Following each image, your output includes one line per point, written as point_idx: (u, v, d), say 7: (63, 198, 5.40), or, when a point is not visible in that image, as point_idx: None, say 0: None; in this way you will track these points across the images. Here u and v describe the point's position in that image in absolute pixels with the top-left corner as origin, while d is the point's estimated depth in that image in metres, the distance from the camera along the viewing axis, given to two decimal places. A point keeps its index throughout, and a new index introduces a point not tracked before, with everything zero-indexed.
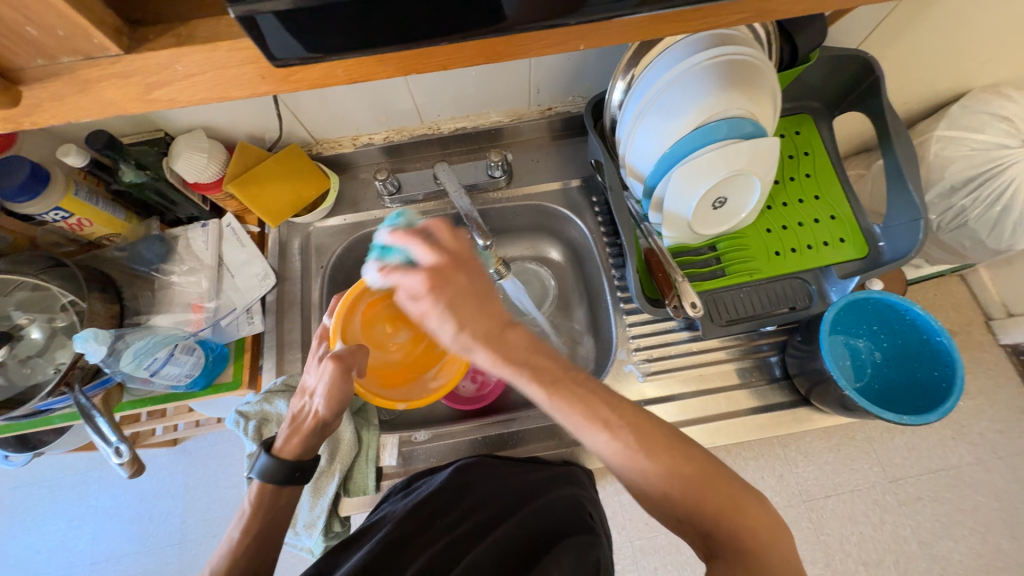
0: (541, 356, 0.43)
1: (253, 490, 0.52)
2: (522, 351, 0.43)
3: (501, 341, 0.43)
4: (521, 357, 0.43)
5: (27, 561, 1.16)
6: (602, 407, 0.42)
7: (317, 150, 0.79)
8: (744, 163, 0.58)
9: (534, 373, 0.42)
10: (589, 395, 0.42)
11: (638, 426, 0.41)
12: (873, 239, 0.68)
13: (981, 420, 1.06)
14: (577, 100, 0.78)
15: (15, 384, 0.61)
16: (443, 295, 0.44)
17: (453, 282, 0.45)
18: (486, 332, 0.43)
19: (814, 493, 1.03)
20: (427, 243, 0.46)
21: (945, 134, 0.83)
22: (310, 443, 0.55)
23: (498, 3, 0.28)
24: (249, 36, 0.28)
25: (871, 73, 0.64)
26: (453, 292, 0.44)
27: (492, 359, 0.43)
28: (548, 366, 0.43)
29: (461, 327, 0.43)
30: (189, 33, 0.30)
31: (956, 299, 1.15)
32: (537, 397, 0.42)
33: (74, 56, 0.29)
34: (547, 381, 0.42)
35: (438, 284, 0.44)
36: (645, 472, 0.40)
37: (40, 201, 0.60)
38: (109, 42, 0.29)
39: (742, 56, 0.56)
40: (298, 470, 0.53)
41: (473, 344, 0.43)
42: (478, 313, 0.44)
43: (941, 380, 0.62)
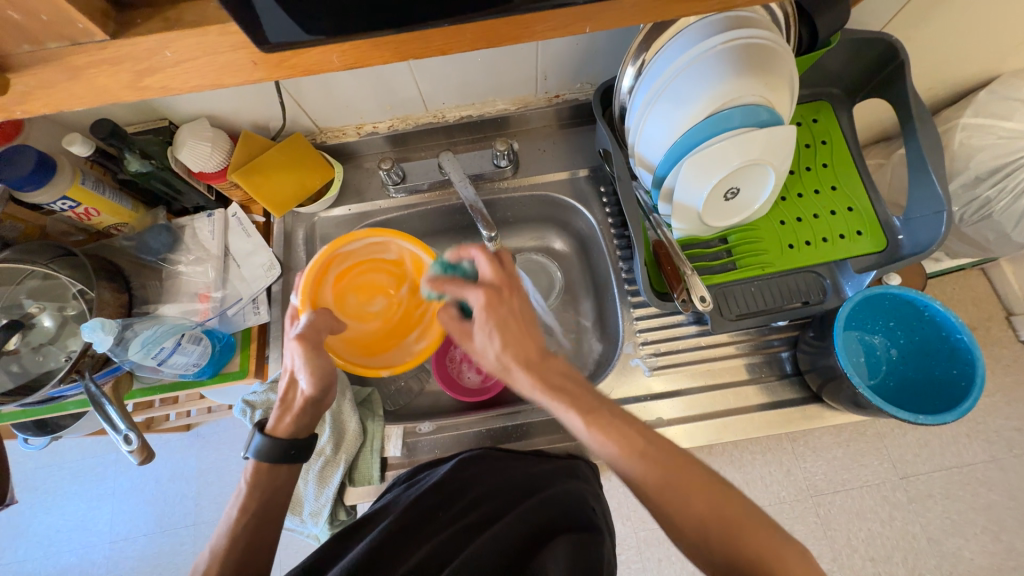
0: (574, 384, 0.46)
1: (248, 469, 0.52)
2: (558, 375, 0.47)
3: (539, 366, 0.47)
4: (554, 381, 0.46)
5: (48, 539, 1.20)
6: (637, 440, 0.43)
7: (321, 139, 0.78)
8: (759, 153, 0.56)
9: (568, 405, 0.45)
10: (626, 428, 0.44)
11: (677, 468, 0.41)
12: (892, 232, 0.66)
13: (998, 417, 1.03)
14: (585, 87, 0.76)
15: (28, 371, 0.62)
16: (496, 315, 0.48)
17: (505, 305, 0.49)
18: (528, 357, 0.47)
19: (821, 488, 1.02)
20: (491, 260, 0.51)
21: (972, 121, 0.80)
22: (301, 422, 0.54)
23: None
24: (237, 20, 0.27)
25: (895, 57, 0.61)
26: (504, 314, 0.48)
27: (531, 382, 0.46)
28: (578, 402, 0.45)
29: (505, 347, 0.47)
30: (178, 18, 0.29)
31: (976, 293, 1.11)
32: (572, 424, 0.45)
33: (62, 41, 0.29)
34: (584, 409, 0.44)
35: (494, 302, 0.48)
36: (687, 504, 0.40)
37: (47, 188, 0.60)
38: (95, 28, 0.28)
39: (760, 39, 0.53)
40: (292, 448, 0.53)
41: (513, 365, 0.47)
42: (523, 336, 0.48)
43: (960, 378, 0.60)
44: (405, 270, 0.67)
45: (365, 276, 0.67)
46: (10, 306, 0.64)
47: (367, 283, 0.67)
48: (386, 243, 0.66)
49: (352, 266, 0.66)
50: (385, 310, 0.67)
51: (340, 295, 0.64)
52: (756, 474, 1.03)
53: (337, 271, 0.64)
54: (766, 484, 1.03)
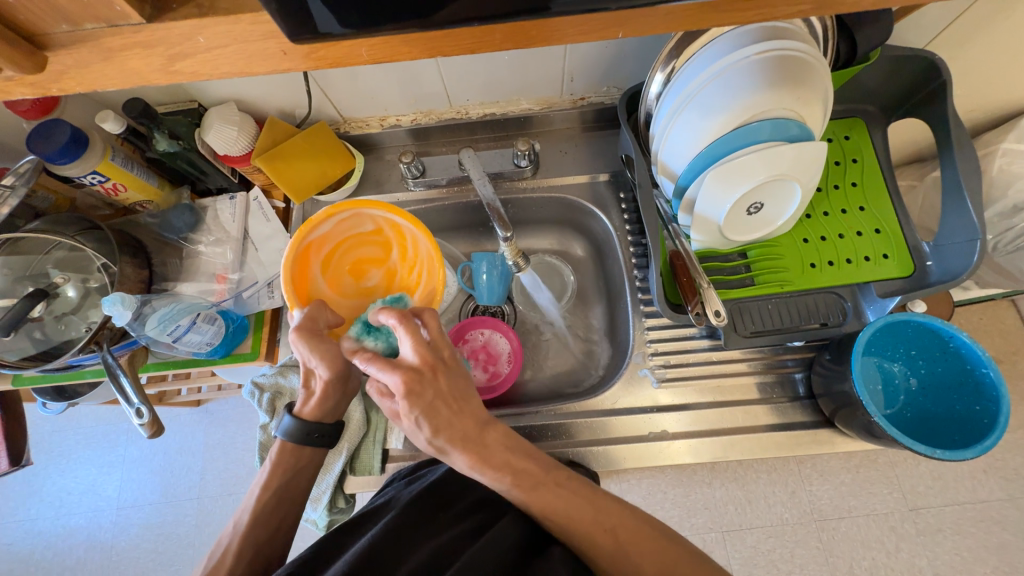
0: (519, 459, 0.46)
1: (275, 448, 0.53)
2: (500, 452, 0.45)
3: (477, 445, 0.45)
4: (499, 459, 0.45)
5: (59, 501, 1.24)
6: (586, 507, 0.45)
7: (344, 129, 0.78)
8: (786, 168, 0.55)
9: (513, 478, 0.45)
10: (575, 496, 0.46)
11: (621, 526, 0.45)
12: (920, 257, 0.63)
13: (1018, 455, 0.99)
14: (611, 90, 0.75)
15: (50, 339, 0.64)
16: (420, 402, 0.43)
17: (430, 388, 0.44)
18: (462, 435, 0.45)
19: (826, 513, 0.99)
20: (413, 339, 0.44)
21: (1013, 147, 0.77)
22: (325, 406, 0.54)
23: None
24: (271, 10, 0.27)
25: (938, 76, 0.58)
26: (430, 401, 0.44)
27: (469, 462, 0.45)
28: (522, 476, 0.45)
29: (437, 432, 0.44)
30: (212, 4, 0.30)
31: (1005, 325, 1.07)
32: (515, 497, 0.46)
33: (99, 23, 0.29)
34: (528, 485, 0.45)
35: (417, 390, 0.43)
36: (637, 566, 0.43)
37: (79, 163, 0.62)
38: (131, 10, 0.28)
39: (796, 51, 0.51)
40: (317, 430, 0.54)
41: (448, 448, 0.45)
42: (454, 420, 0.45)
43: (983, 416, 0.58)
44: (387, 234, 0.60)
45: (353, 250, 0.60)
46: (36, 275, 0.66)
47: (359, 257, 0.60)
48: (356, 215, 0.58)
49: (334, 248, 0.59)
50: (385, 277, 0.61)
51: (333, 279, 0.59)
52: (758, 494, 1.02)
53: (318, 259, 0.58)
54: (768, 504, 1.01)
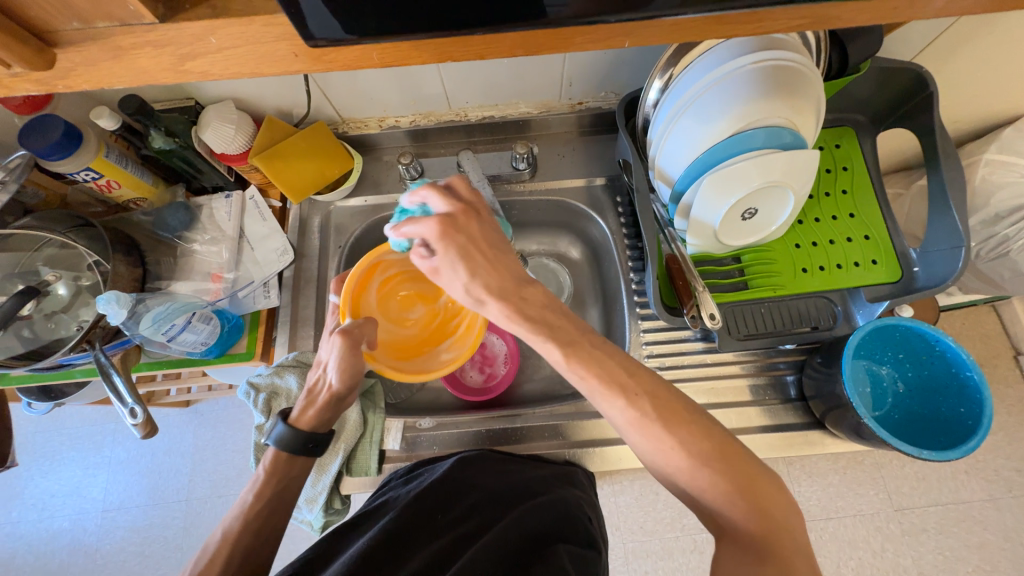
0: (555, 317, 0.48)
1: (269, 456, 0.53)
2: (537, 308, 0.48)
3: (515, 295, 0.48)
4: (535, 313, 0.47)
5: (42, 504, 1.22)
6: (619, 376, 0.45)
7: (343, 129, 0.78)
8: (780, 175, 0.56)
9: (546, 337, 0.47)
10: (606, 363, 0.45)
11: (656, 395, 0.44)
12: (908, 263, 0.65)
13: (998, 456, 1.02)
14: (609, 95, 0.76)
15: (39, 338, 0.63)
16: (454, 245, 0.47)
17: (465, 230, 0.48)
18: (500, 288, 0.48)
19: (815, 514, 1.01)
20: (441, 193, 0.48)
21: (996, 157, 0.79)
22: (325, 415, 0.55)
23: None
24: (286, 14, 0.27)
25: (925, 87, 0.60)
26: (463, 242, 0.47)
27: (506, 312, 0.48)
28: (556, 335, 0.46)
29: (472, 279, 0.47)
30: (225, 6, 0.30)
31: (985, 329, 1.10)
32: (548, 353, 0.47)
33: (110, 22, 0.29)
34: (563, 342, 0.46)
35: (451, 230, 0.47)
36: (663, 438, 0.43)
37: (72, 159, 0.61)
38: (144, 10, 0.28)
39: (789, 61, 0.53)
40: (312, 442, 0.54)
41: (485, 297, 0.48)
42: (486, 267, 0.48)
43: (967, 417, 0.59)
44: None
45: (409, 282, 0.66)
46: (26, 272, 0.65)
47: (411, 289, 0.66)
48: None
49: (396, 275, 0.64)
50: (427, 316, 0.67)
51: (387, 300, 0.65)
52: None
53: (381, 277, 0.62)
54: None
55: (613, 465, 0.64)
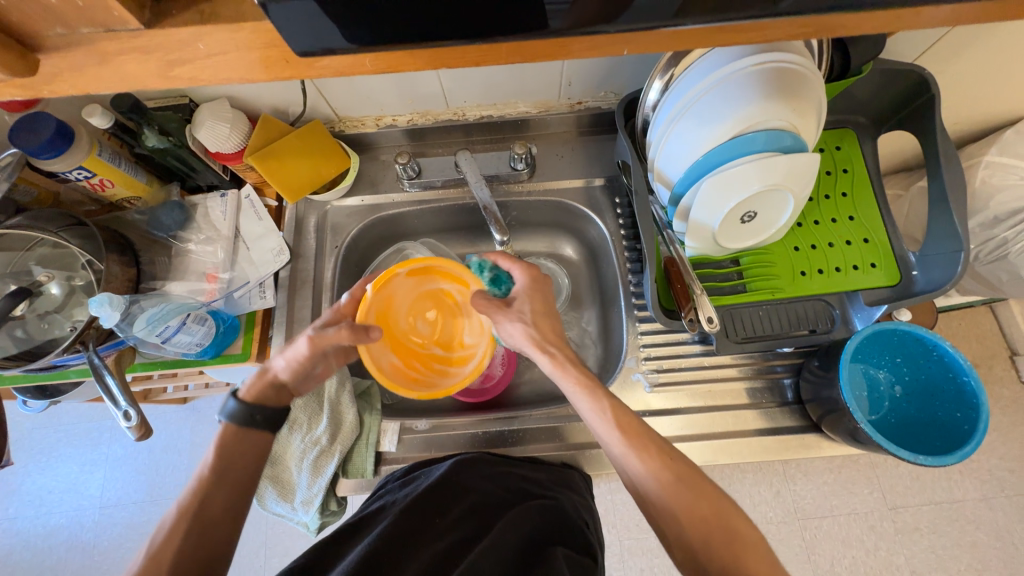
0: (600, 379, 0.54)
1: (218, 430, 0.53)
2: (586, 368, 0.55)
3: (571, 354, 0.55)
4: (584, 372, 0.54)
5: (40, 500, 1.22)
6: (654, 443, 0.49)
7: (339, 128, 0.77)
8: (780, 178, 0.56)
9: (598, 398, 0.51)
10: (643, 429, 0.50)
11: (687, 467, 0.48)
12: (907, 267, 0.65)
13: (992, 457, 1.03)
14: (608, 95, 0.75)
15: (32, 338, 0.62)
16: (536, 291, 0.58)
17: (544, 288, 0.58)
18: (560, 344, 0.56)
19: (809, 512, 1.02)
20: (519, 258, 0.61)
21: (996, 160, 0.79)
22: (273, 395, 0.56)
23: (536, 5, 0.27)
24: (277, 23, 0.26)
25: (926, 90, 0.60)
26: (542, 296, 0.58)
27: (554, 367, 0.54)
28: (610, 396, 0.51)
29: (539, 329, 0.55)
30: (213, 11, 0.29)
31: (981, 330, 1.10)
32: (589, 411, 0.51)
33: (94, 27, 0.28)
34: (606, 402, 0.51)
35: (538, 283, 0.58)
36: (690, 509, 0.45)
37: (64, 158, 0.60)
38: (128, 15, 0.28)
39: (791, 63, 0.53)
40: (258, 414, 0.53)
41: (545, 349, 0.54)
42: (551, 321, 0.57)
43: (963, 423, 0.59)
44: (467, 355, 0.60)
45: (449, 312, 0.63)
46: (19, 272, 0.65)
47: (444, 313, 0.63)
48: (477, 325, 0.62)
49: (451, 299, 0.63)
50: (418, 338, 0.61)
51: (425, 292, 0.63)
52: (744, 493, 1.04)
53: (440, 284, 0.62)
54: (754, 503, 1.03)
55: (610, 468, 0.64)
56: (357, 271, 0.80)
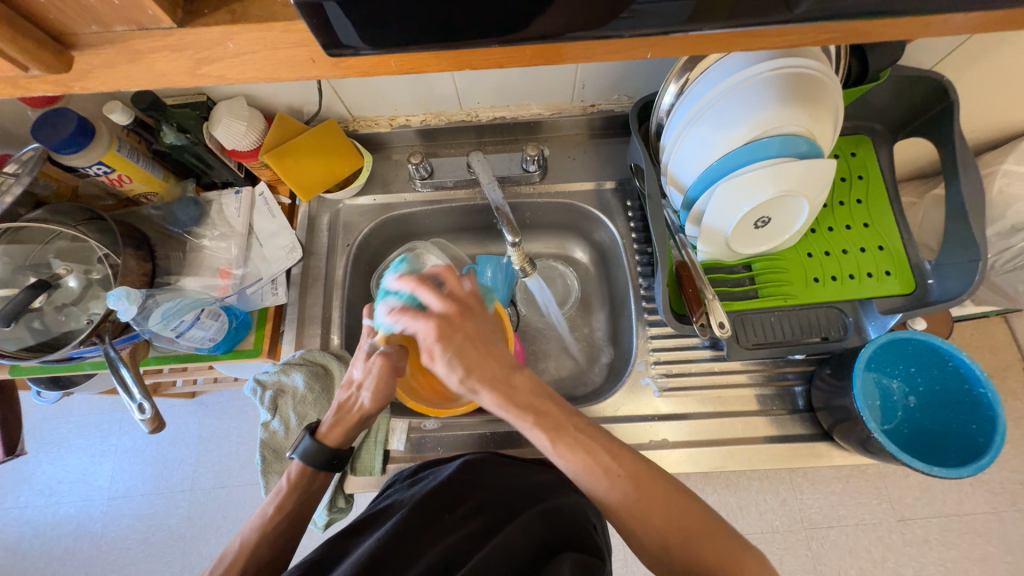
0: (543, 402, 0.47)
1: (293, 468, 0.54)
2: (525, 394, 0.47)
3: (504, 385, 0.47)
4: (523, 399, 0.47)
5: (49, 490, 1.23)
6: (603, 455, 0.45)
7: (353, 127, 0.78)
8: (796, 184, 0.55)
9: (530, 423, 0.46)
10: (589, 440, 0.45)
11: (637, 477, 0.44)
12: (922, 275, 0.64)
13: (1004, 469, 1.01)
14: (622, 99, 0.75)
15: (49, 330, 0.63)
16: (452, 344, 0.46)
17: (461, 329, 0.47)
18: (492, 374, 0.47)
19: (816, 522, 1.01)
20: (431, 288, 0.48)
21: (1014, 168, 0.78)
22: (349, 435, 0.55)
23: (559, 14, 0.27)
24: (309, 25, 0.27)
25: (945, 97, 0.59)
26: (461, 342, 0.47)
27: (496, 401, 0.47)
28: (541, 419, 0.46)
29: (469, 372, 0.47)
30: (244, 11, 0.29)
31: (995, 341, 1.09)
32: (537, 439, 0.46)
33: (129, 25, 0.29)
34: (550, 426, 0.46)
35: (447, 333, 0.47)
36: (648, 517, 0.43)
37: (84, 154, 0.61)
38: (163, 15, 0.28)
39: (810, 69, 0.52)
40: (335, 458, 0.54)
41: (477, 388, 0.47)
42: (483, 359, 0.47)
43: (979, 435, 0.59)
44: None
45: None
46: (37, 265, 0.66)
47: None
48: None
49: None
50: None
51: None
52: (750, 501, 1.03)
53: None
54: (759, 511, 1.02)
55: None
56: (368, 270, 0.81)
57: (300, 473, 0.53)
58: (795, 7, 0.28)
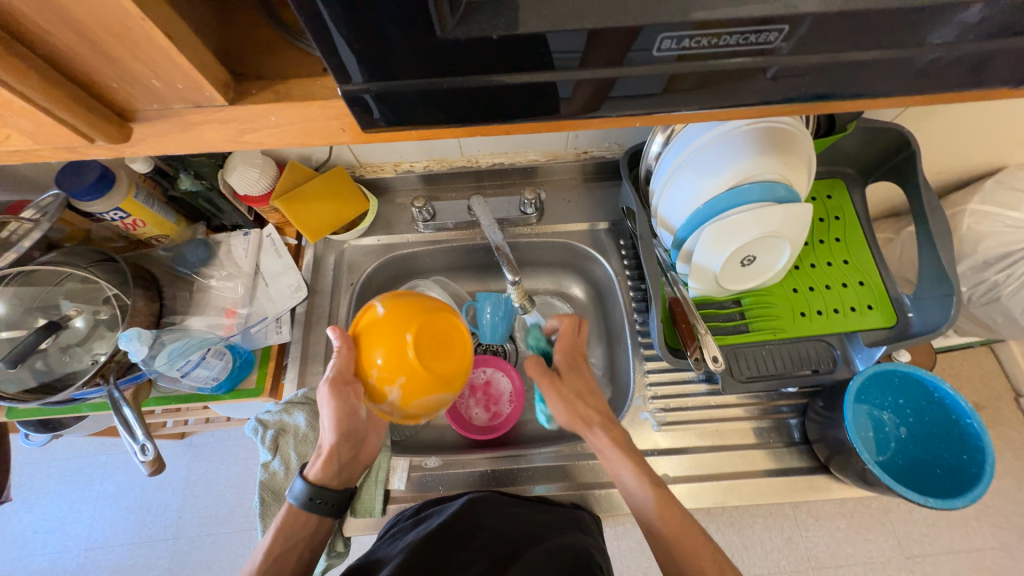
0: (644, 458, 0.55)
1: (284, 510, 0.54)
2: (631, 441, 0.56)
3: (617, 428, 0.57)
4: (628, 445, 0.55)
5: (25, 541, 1.18)
6: (670, 495, 0.52)
7: (360, 173, 0.82)
8: (777, 226, 0.59)
9: (638, 475, 0.53)
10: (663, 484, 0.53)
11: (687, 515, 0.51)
12: (902, 308, 0.67)
13: (1006, 502, 1.01)
14: (612, 146, 0.80)
15: (52, 370, 0.64)
16: (576, 376, 0.59)
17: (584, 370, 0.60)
18: (604, 415, 0.57)
19: (823, 561, 0.99)
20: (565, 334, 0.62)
21: (980, 208, 0.83)
22: (330, 468, 0.55)
23: (562, 94, 0.31)
24: (349, 108, 0.31)
25: (906, 146, 0.65)
26: (584, 383, 0.59)
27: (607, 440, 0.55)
28: (648, 473, 0.53)
29: (582, 404, 0.57)
30: (287, 91, 0.33)
31: (983, 370, 1.11)
32: (637, 490, 0.52)
33: (185, 103, 0.32)
34: (652, 479, 0.53)
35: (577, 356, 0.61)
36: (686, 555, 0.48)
37: (104, 201, 0.64)
38: (218, 96, 0.32)
39: (781, 124, 0.58)
40: (318, 497, 0.54)
41: (590, 422, 0.56)
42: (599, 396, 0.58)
43: (970, 465, 0.60)
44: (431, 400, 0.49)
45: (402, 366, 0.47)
46: (47, 306, 0.67)
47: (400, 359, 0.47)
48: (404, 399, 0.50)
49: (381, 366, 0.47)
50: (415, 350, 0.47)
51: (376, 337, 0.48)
52: (755, 540, 1.01)
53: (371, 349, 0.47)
54: (765, 550, 1.00)
55: (620, 508, 0.63)
56: None
57: (288, 515, 0.54)
58: (773, 71, 0.30)
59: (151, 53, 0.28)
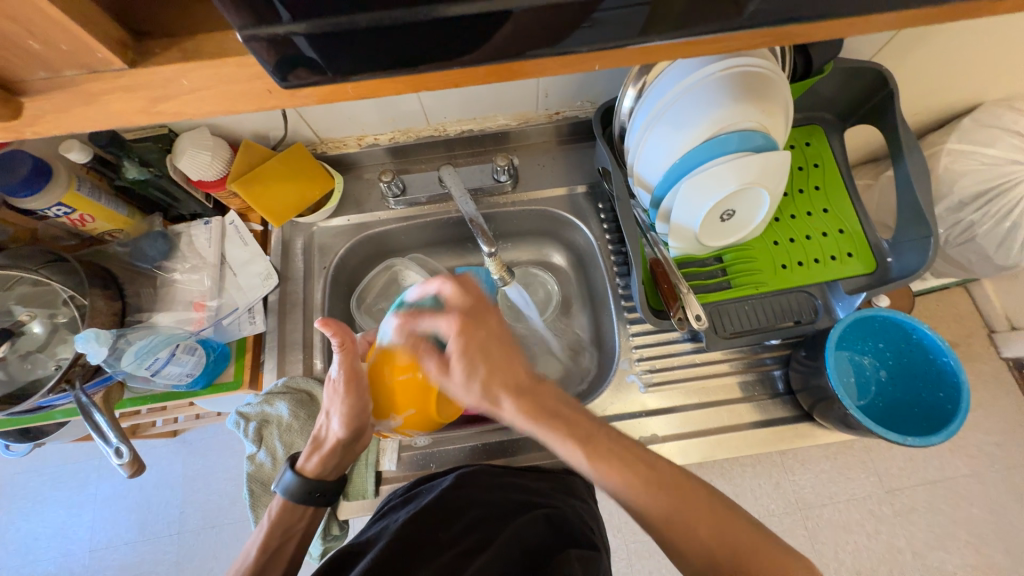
0: (570, 410, 0.47)
1: (276, 501, 0.54)
2: (551, 401, 0.47)
3: (528, 393, 0.47)
4: (547, 407, 0.47)
5: (27, 547, 1.17)
6: (637, 461, 0.45)
7: (322, 149, 0.78)
8: (755, 176, 0.57)
9: (563, 435, 0.45)
10: (624, 452, 0.45)
11: (681, 489, 0.44)
12: (881, 254, 0.67)
13: (978, 432, 1.05)
14: (585, 105, 0.77)
15: (14, 379, 0.61)
16: (473, 339, 0.48)
17: (482, 328, 0.49)
18: (513, 381, 0.47)
19: (810, 502, 1.03)
20: (457, 285, 0.51)
21: (956, 147, 0.82)
22: (331, 460, 0.56)
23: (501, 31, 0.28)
24: (262, 57, 0.28)
25: (885, 85, 0.63)
26: (482, 342, 0.48)
27: (519, 409, 0.46)
28: (574, 429, 0.45)
29: (487, 381, 0.47)
30: (196, 48, 0.30)
31: (959, 310, 1.14)
32: (575, 459, 0.45)
33: (79, 69, 0.29)
34: (581, 436, 0.45)
35: (469, 328, 0.49)
36: (698, 534, 0.42)
37: (42, 195, 0.59)
38: (113, 56, 0.29)
39: (756, 67, 0.55)
40: (318, 491, 0.55)
41: (499, 396, 0.47)
42: (504, 363, 0.48)
43: (946, 402, 0.62)
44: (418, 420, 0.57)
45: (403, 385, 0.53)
46: None
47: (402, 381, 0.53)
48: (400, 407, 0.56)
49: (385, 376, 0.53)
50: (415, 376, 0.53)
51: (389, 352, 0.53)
52: (745, 487, 1.05)
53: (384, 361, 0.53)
54: (755, 497, 1.04)
55: None
56: (347, 292, 0.80)
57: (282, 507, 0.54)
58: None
59: (21, 9, 0.25)
